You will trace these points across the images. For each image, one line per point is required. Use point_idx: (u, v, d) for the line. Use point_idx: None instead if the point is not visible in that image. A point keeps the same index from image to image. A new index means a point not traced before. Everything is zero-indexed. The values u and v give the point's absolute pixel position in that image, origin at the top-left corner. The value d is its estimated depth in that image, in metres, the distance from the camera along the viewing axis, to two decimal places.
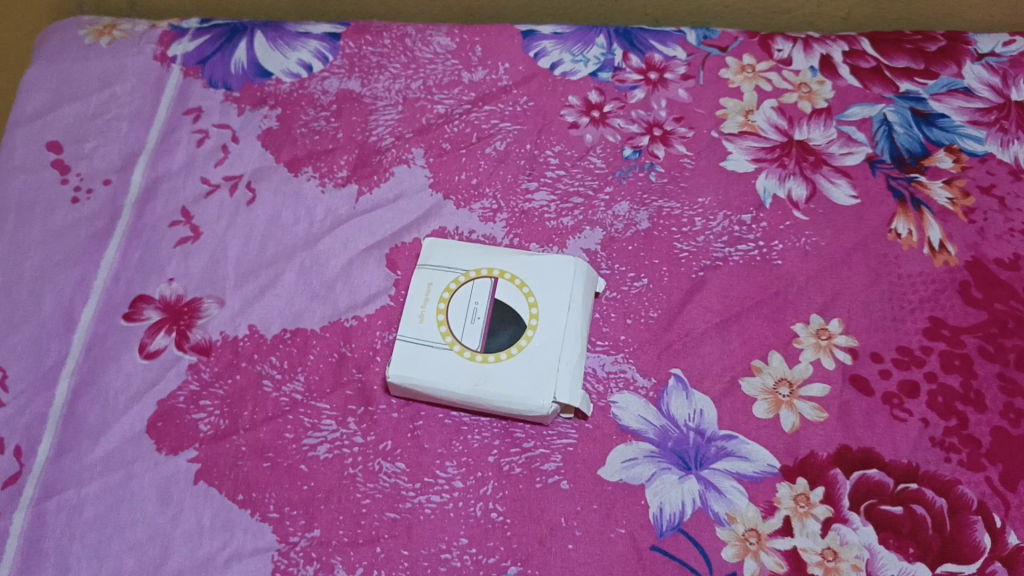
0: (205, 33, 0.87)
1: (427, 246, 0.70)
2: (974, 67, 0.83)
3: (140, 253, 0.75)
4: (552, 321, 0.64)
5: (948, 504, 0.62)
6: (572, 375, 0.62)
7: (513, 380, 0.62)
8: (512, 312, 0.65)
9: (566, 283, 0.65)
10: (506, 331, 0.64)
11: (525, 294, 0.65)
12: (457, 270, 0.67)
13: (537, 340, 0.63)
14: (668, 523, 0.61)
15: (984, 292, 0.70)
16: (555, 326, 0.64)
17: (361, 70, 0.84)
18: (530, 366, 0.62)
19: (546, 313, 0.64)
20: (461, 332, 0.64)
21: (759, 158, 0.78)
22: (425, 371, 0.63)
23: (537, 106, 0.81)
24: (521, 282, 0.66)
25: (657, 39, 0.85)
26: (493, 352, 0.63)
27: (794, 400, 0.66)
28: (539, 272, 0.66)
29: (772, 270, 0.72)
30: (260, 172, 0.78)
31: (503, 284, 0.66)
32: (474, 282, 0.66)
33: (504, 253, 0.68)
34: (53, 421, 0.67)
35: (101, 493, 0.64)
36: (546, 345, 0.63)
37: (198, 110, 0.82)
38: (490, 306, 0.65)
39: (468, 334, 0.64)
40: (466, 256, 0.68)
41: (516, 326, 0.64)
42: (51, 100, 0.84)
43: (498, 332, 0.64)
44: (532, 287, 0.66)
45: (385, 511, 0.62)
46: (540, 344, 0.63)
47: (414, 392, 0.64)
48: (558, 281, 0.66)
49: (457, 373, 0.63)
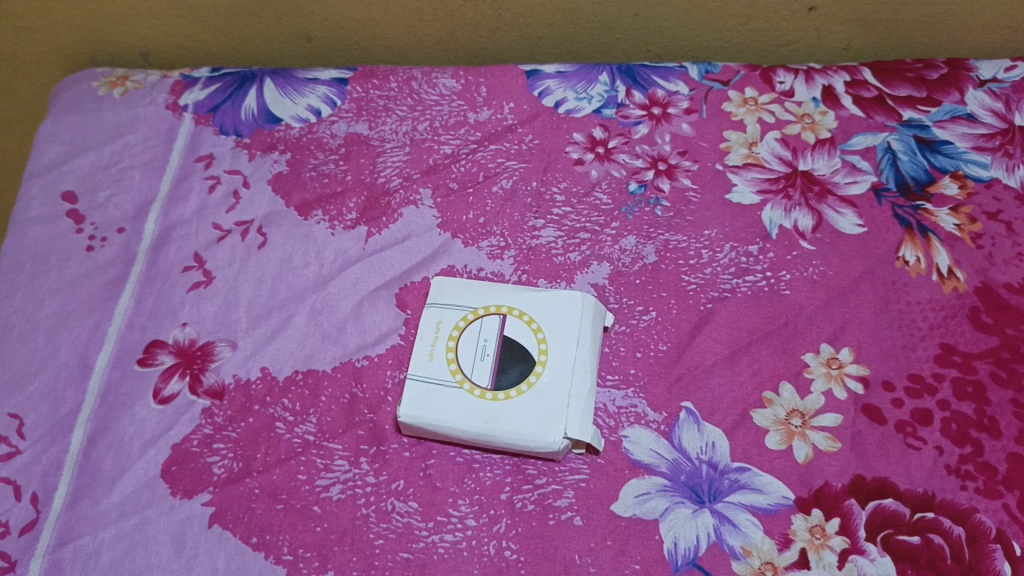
0: (216, 82, 0.89)
1: (436, 284, 0.70)
2: (976, 93, 0.83)
3: (154, 299, 0.76)
4: (561, 357, 0.64)
5: (966, 533, 0.61)
6: (581, 411, 0.62)
7: (524, 417, 0.62)
8: (521, 349, 0.65)
9: (576, 317, 0.66)
10: (515, 367, 0.64)
11: (535, 330, 0.66)
12: (466, 308, 0.68)
13: (547, 377, 0.63)
14: (683, 558, 0.61)
15: (995, 317, 0.70)
16: (565, 362, 0.64)
17: (368, 113, 0.85)
18: (540, 403, 0.62)
19: (555, 350, 0.65)
20: (469, 370, 0.65)
21: (763, 189, 0.78)
22: (435, 410, 0.63)
23: (542, 144, 0.82)
24: (530, 319, 0.66)
25: (659, 75, 0.86)
26: (502, 389, 0.64)
27: (807, 430, 0.66)
28: (547, 308, 0.67)
29: (780, 300, 0.72)
30: (271, 216, 0.79)
31: (512, 320, 0.67)
32: (483, 320, 0.67)
33: (511, 289, 0.69)
34: (70, 468, 0.68)
35: (117, 539, 0.64)
36: (557, 381, 0.63)
37: (210, 157, 0.84)
38: (500, 344, 0.66)
39: (477, 371, 0.65)
40: (474, 293, 0.69)
41: (525, 362, 0.64)
42: (66, 151, 0.86)
43: (507, 368, 0.64)
44: (541, 323, 0.66)
45: (398, 551, 0.62)
46: (549, 380, 0.63)
47: (426, 431, 0.65)
48: (568, 315, 0.66)
49: (468, 411, 0.63)
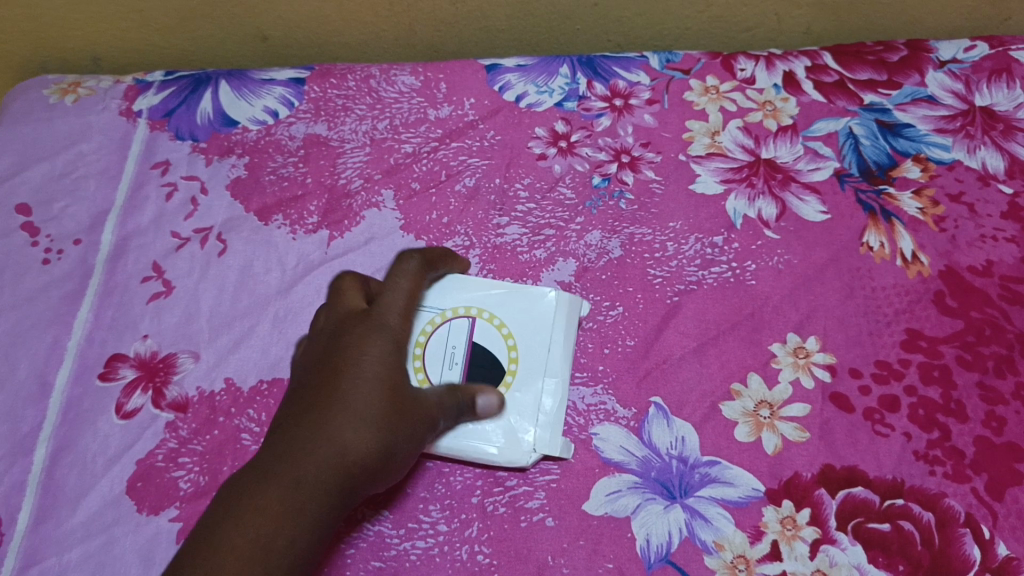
0: (170, 85, 0.87)
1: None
2: (936, 74, 0.83)
3: (113, 311, 0.74)
4: (531, 365, 0.67)
5: (935, 518, 0.61)
6: (553, 418, 0.65)
7: (495, 429, 0.65)
8: (491, 355, 0.68)
9: (546, 321, 0.69)
10: (485, 375, 0.67)
11: (505, 335, 0.69)
12: (435, 311, 0.70)
13: (517, 386, 0.67)
14: (656, 555, 0.61)
15: (959, 300, 0.70)
16: (536, 371, 0.67)
17: (327, 113, 0.84)
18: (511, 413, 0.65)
19: (524, 358, 0.68)
20: (438, 380, 0.66)
21: (727, 178, 0.78)
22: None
23: (504, 140, 0.81)
24: (500, 323, 0.69)
25: (620, 66, 0.85)
26: None
27: (775, 421, 0.66)
28: (516, 311, 0.70)
29: (746, 291, 0.72)
30: (230, 222, 0.78)
31: (482, 324, 0.69)
32: (452, 325, 0.69)
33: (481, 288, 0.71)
34: (32, 487, 0.66)
35: (83, 559, 0.63)
36: (528, 390, 0.66)
37: (166, 163, 0.82)
38: (468, 352, 0.68)
39: (444, 379, 0.67)
40: (443, 295, 0.70)
41: (496, 370, 0.67)
42: (18, 162, 0.84)
43: (477, 376, 0.67)
44: (511, 329, 0.69)
45: (370, 560, 0.62)
46: (519, 390, 0.66)
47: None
48: (538, 321, 0.69)
49: None
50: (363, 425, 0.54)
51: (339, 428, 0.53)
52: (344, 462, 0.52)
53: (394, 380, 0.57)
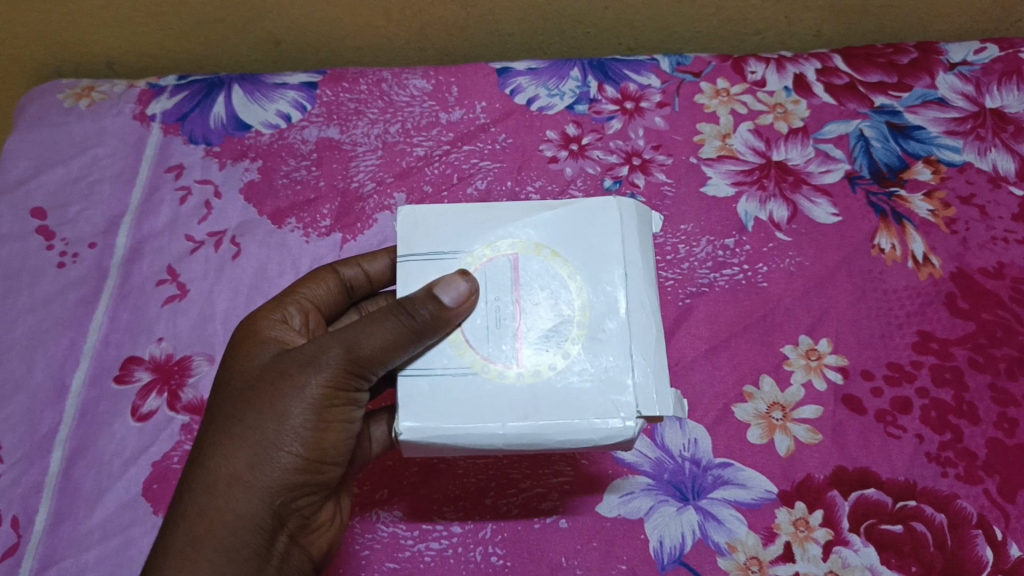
0: (183, 90, 0.87)
1: (406, 221, 0.52)
2: (946, 77, 0.83)
3: (128, 315, 0.75)
4: (603, 299, 0.49)
5: (947, 520, 0.62)
6: (650, 373, 0.47)
7: (575, 395, 0.47)
8: (548, 298, 0.50)
9: (609, 239, 0.51)
10: (548, 327, 0.49)
11: (559, 269, 0.50)
12: (462, 254, 0.51)
13: (592, 331, 0.49)
14: (669, 557, 0.61)
15: (971, 302, 0.70)
16: (610, 307, 0.49)
17: (339, 117, 0.84)
18: (594, 372, 0.48)
19: (595, 291, 0.50)
20: (485, 347, 0.49)
21: (738, 181, 0.78)
22: (448, 416, 0.47)
23: (516, 143, 0.81)
24: (552, 254, 0.51)
25: (631, 69, 0.86)
26: (536, 363, 0.48)
27: (787, 423, 0.66)
28: (567, 234, 0.51)
29: (758, 294, 0.72)
30: (244, 226, 0.79)
31: (525, 260, 0.51)
32: (487, 266, 0.51)
33: (512, 214, 0.52)
34: (49, 490, 0.67)
35: (100, 560, 0.64)
36: (608, 338, 0.48)
37: (179, 167, 0.83)
38: (515, 299, 0.50)
39: (495, 342, 0.49)
40: (467, 228, 0.52)
41: (561, 318, 0.49)
42: (33, 165, 0.84)
43: (535, 329, 0.49)
44: (567, 260, 0.51)
45: (385, 562, 0.62)
46: (596, 339, 0.49)
47: (433, 449, 0.47)
48: (599, 239, 0.51)
49: (495, 404, 0.47)
50: (233, 439, 0.51)
51: (212, 459, 0.51)
52: (220, 490, 0.50)
53: (255, 378, 0.53)
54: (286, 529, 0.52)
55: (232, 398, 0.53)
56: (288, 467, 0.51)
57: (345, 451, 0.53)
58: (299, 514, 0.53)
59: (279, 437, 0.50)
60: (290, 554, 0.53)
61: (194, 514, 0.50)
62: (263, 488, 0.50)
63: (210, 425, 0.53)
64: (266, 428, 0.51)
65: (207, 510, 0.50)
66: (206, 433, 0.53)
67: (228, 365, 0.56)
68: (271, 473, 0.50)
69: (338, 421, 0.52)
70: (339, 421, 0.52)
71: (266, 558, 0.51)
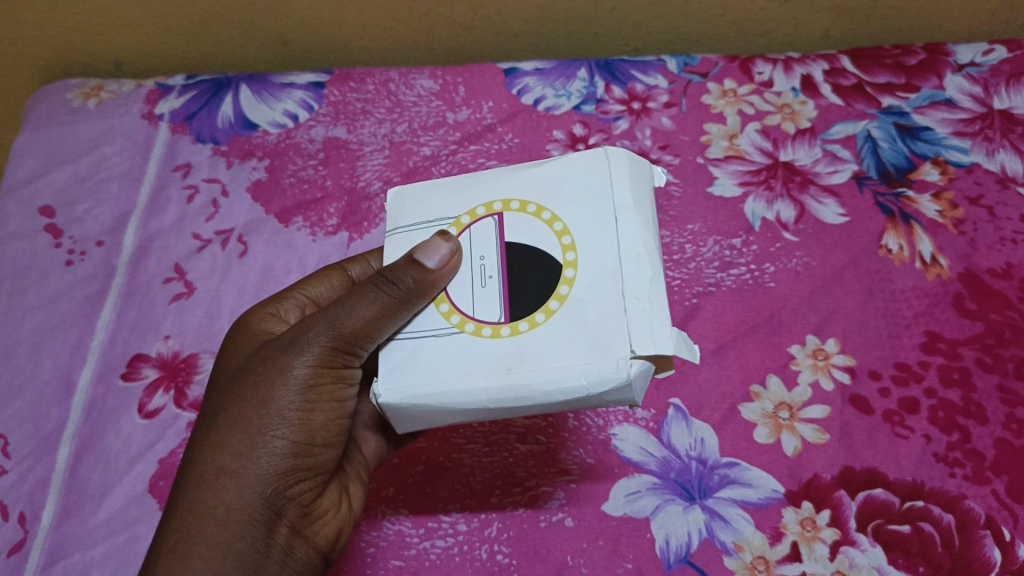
0: (191, 89, 0.88)
1: (395, 202, 0.53)
2: (954, 78, 0.83)
3: (135, 313, 0.75)
4: (591, 245, 0.46)
5: (955, 520, 0.61)
6: (645, 312, 0.42)
7: (563, 345, 0.44)
8: (536, 254, 0.47)
9: (597, 187, 0.47)
10: (535, 282, 0.46)
11: (546, 222, 0.48)
12: (445, 222, 0.50)
13: (582, 280, 0.45)
14: (675, 556, 0.61)
15: (979, 303, 0.70)
16: (600, 252, 0.45)
17: (346, 116, 0.84)
18: (585, 319, 0.44)
19: (584, 239, 0.46)
20: (469, 306, 0.47)
21: (745, 181, 0.78)
22: (425, 377, 0.45)
23: (523, 143, 0.82)
24: (539, 209, 0.48)
25: (638, 69, 0.85)
26: (520, 319, 0.46)
27: (795, 423, 0.66)
28: (556, 188, 0.49)
29: (765, 294, 0.72)
30: (252, 224, 0.79)
31: (511, 218, 0.49)
32: (473, 229, 0.49)
33: (499, 177, 0.51)
34: (56, 486, 0.67)
35: (107, 556, 0.64)
36: (599, 284, 0.45)
37: (187, 166, 0.83)
38: (502, 257, 0.48)
39: (480, 302, 0.47)
40: (452, 196, 0.51)
41: (548, 271, 0.46)
42: (41, 164, 0.85)
43: (520, 285, 0.47)
44: (555, 212, 0.48)
45: (391, 559, 0.62)
46: (586, 286, 0.45)
47: (416, 416, 0.46)
48: (588, 189, 0.48)
49: (478, 362, 0.45)
50: (220, 431, 0.51)
51: (201, 453, 0.51)
52: (209, 482, 0.50)
53: (240, 371, 0.53)
54: (285, 519, 0.52)
55: (219, 392, 0.53)
56: (277, 452, 0.50)
57: (335, 433, 0.53)
58: (296, 502, 0.52)
59: (265, 423, 0.50)
60: (292, 545, 0.52)
61: (184, 509, 0.49)
62: (253, 476, 0.50)
63: (199, 422, 0.53)
64: (252, 416, 0.51)
65: (198, 504, 0.49)
66: (196, 431, 0.52)
67: (218, 366, 0.57)
68: (260, 459, 0.50)
69: (327, 402, 0.52)
70: (328, 403, 0.52)
71: (265, 549, 0.50)
